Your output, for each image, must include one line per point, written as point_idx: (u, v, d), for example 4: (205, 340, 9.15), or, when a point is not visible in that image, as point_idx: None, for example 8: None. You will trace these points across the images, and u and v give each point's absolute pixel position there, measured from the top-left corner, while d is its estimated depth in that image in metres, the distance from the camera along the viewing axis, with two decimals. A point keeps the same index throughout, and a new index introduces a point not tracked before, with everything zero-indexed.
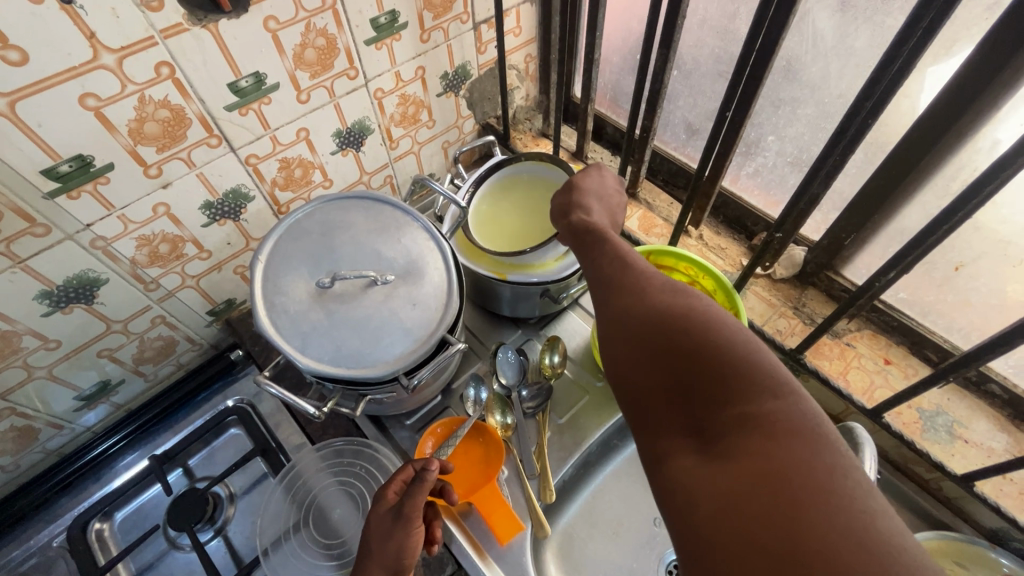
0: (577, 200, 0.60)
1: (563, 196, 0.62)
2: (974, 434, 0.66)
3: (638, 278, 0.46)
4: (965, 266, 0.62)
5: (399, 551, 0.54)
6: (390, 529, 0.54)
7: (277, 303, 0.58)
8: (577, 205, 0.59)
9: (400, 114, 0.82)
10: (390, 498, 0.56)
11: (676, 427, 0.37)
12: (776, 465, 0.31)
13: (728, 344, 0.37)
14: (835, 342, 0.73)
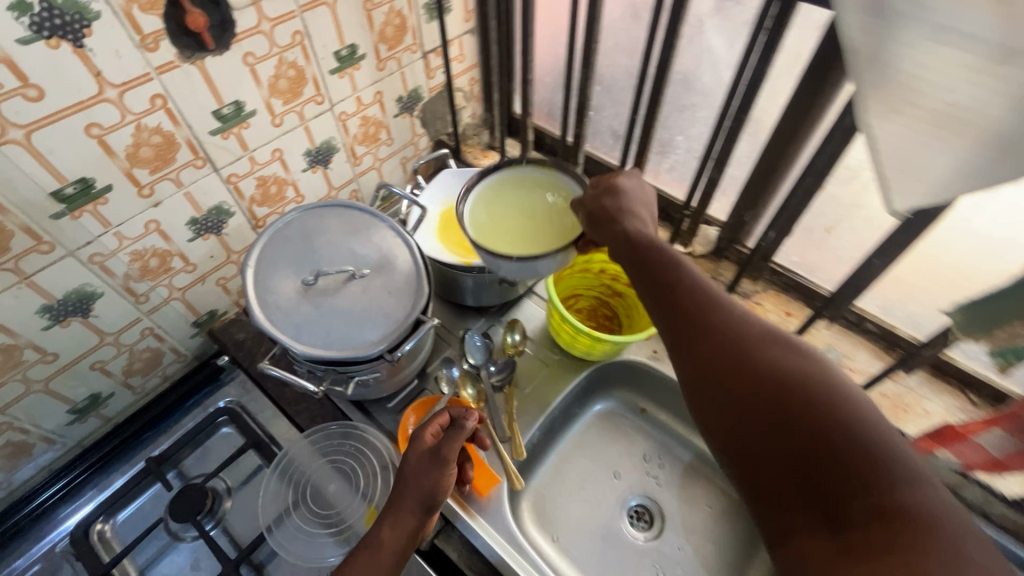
0: (624, 207, 0.60)
1: (607, 200, 0.61)
2: (857, 364, 0.81)
3: (750, 353, 0.51)
4: (833, 228, 0.78)
5: (433, 486, 0.62)
6: (427, 467, 0.63)
7: (268, 301, 0.66)
8: (629, 215, 0.60)
9: (362, 134, 0.92)
10: (429, 441, 0.65)
11: (805, 509, 0.44)
12: (913, 555, 0.38)
13: (854, 434, 0.44)
14: (746, 303, 0.88)
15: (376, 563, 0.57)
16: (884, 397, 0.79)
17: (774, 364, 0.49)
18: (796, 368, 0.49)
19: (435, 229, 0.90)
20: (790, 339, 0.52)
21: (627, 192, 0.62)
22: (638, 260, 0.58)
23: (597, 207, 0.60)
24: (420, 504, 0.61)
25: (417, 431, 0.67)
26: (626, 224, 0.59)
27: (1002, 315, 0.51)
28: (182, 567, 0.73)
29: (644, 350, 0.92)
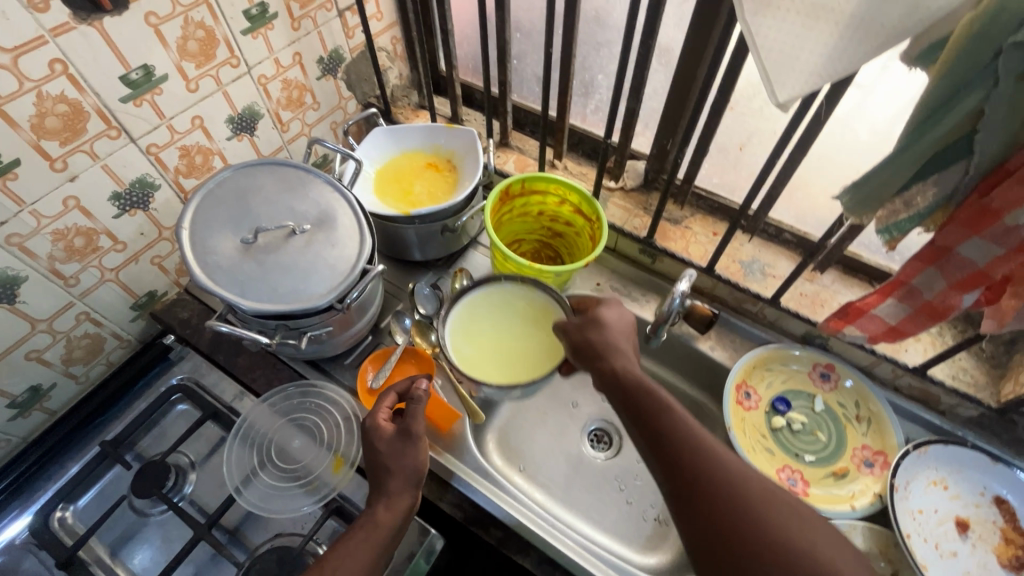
0: (608, 344, 0.67)
1: (593, 334, 0.69)
2: (779, 271, 0.88)
3: (743, 500, 0.52)
4: (746, 145, 0.84)
5: (415, 463, 0.65)
6: (400, 448, 0.65)
7: (209, 262, 0.65)
8: (612, 350, 0.67)
9: (285, 98, 0.91)
10: (388, 425, 0.67)
11: None
12: None
13: None
14: (677, 227, 0.94)
15: (377, 538, 0.60)
16: (803, 296, 0.85)
17: (771, 518, 0.51)
18: (784, 521, 0.51)
19: (368, 186, 0.90)
20: (768, 483, 0.55)
21: (607, 325, 0.70)
22: (616, 390, 0.63)
23: (581, 339, 0.69)
24: (408, 480, 0.64)
25: (370, 419, 0.68)
26: (610, 360, 0.66)
27: (880, 192, 0.57)
28: (153, 541, 0.73)
29: (587, 284, 0.96)
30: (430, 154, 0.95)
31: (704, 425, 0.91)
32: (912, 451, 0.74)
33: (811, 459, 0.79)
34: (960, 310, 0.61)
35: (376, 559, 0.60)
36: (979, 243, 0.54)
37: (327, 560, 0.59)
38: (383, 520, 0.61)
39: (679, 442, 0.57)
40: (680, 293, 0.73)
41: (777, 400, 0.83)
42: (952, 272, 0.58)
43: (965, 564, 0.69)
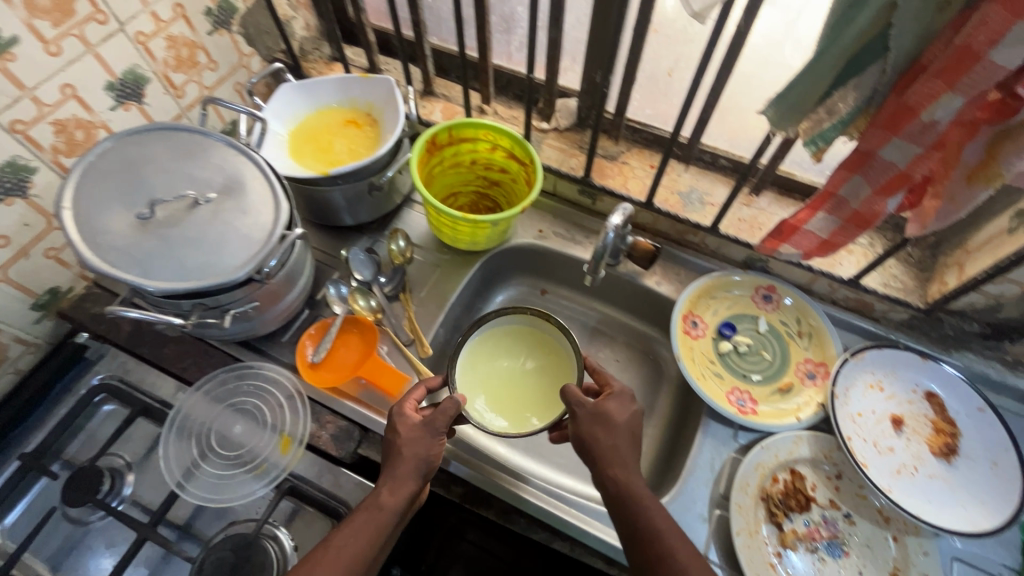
0: (612, 444, 0.62)
1: (601, 432, 0.62)
2: (717, 198, 0.87)
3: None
4: (674, 70, 0.81)
5: (428, 455, 0.63)
6: (420, 436, 0.63)
7: (101, 243, 0.58)
8: (613, 454, 0.61)
9: (174, 59, 0.81)
10: (418, 416, 0.65)
11: None
12: None
13: None
14: (614, 164, 0.91)
15: (381, 520, 0.59)
16: (741, 221, 0.85)
17: None
18: None
19: (282, 147, 0.84)
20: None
21: (610, 419, 0.63)
22: (616, 509, 0.59)
23: (583, 435, 0.63)
24: (417, 471, 0.62)
25: (399, 406, 0.66)
26: (609, 464, 0.61)
27: (803, 102, 0.56)
28: (95, 547, 0.69)
29: (529, 233, 0.93)
30: (348, 108, 0.89)
31: (655, 358, 0.92)
32: (850, 358, 0.77)
33: (758, 378, 0.81)
34: (885, 216, 0.62)
35: (377, 544, 0.58)
36: (899, 144, 0.54)
37: (334, 537, 0.57)
38: (386, 504, 0.59)
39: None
40: (612, 227, 0.70)
41: (723, 325, 0.84)
42: (876, 177, 0.58)
43: (902, 458, 0.73)
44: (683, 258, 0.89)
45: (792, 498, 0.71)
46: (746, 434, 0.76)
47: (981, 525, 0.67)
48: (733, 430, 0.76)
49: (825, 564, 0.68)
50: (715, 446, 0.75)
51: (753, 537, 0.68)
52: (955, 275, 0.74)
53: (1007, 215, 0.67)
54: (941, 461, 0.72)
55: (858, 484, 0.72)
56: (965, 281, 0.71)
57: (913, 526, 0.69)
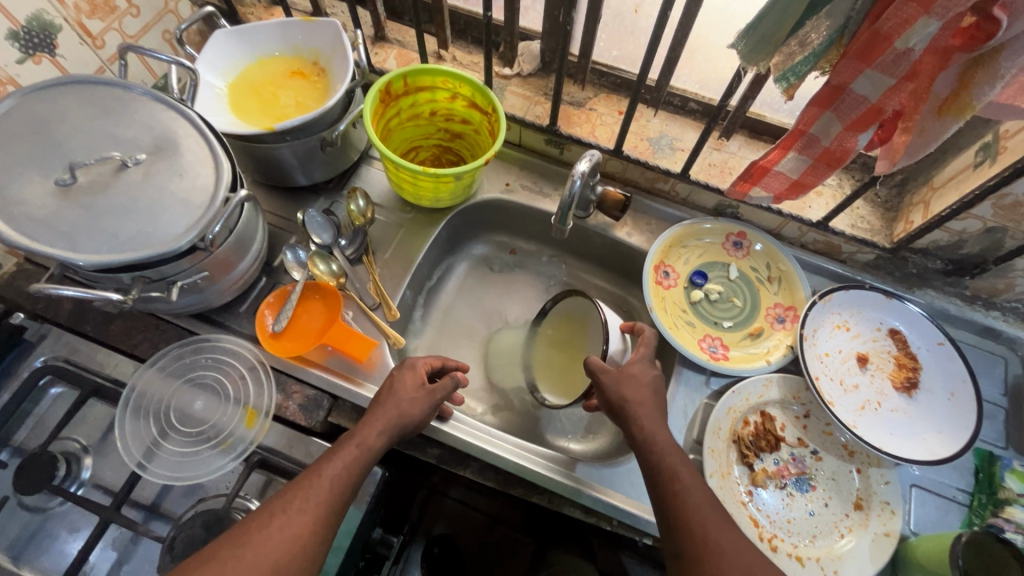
0: (632, 402, 0.63)
1: (624, 389, 0.64)
2: (687, 143, 0.85)
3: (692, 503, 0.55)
4: (641, 6, 0.77)
5: (421, 416, 0.64)
6: (418, 397, 0.65)
7: (14, 214, 0.52)
8: (633, 407, 0.62)
9: (87, 3, 0.72)
10: (424, 375, 0.67)
11: None
12: None
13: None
14: (580, 111, 0.87)
15: (367, 462, 0.60)
16: (712, 166, 0.83)
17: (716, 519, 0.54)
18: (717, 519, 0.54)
19: (219, 101, 0.77)
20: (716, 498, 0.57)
21: (634, 380, 0.65)
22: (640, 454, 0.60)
23: (613, 397, 0.64)
24: (404, 420, 0.63)
25: (408, 363, 0.69)
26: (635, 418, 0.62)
27: (774, 33, 0.53)
28: (57, 534, 0.66)
29: (496, 186, 0.89)
30: (291, 58, 0.81)
31: (628, 309, 0.91)
32: (818, 300, 0.77)
33: (729, 324, 0.82)
34: (855, 154, 0.60)
35: (356, 481, 0.59)
36: (871, 76, 0.51)
37: (325, 466, 0.58)
38: (369, 443, 0.60)
39: (688, 513, 0.55)
40: (579, 174, 0.67)
41: (695, 274, 0.84)
42: (847, 113, 0.56)
43: (866, 394, 0.75)
44: (653, 207, 0.87)
45: (763, 439, 0.72)
46: (717, 380, 0.77)
47: (937, 454, 0.69)
48: (705, 376, 0.77)
49: (793, 499, 0.70)
50: (688, 393, 0.76)
51: (725, 478, 0.69)
52: (921, 214, 0.74)
53: (973, 149, 0.67)
54: (903, 395, 0.74)
55: (824, 421, 0.74)
56: (930, 219, 0.71)
57: (875, 458, 0.71)
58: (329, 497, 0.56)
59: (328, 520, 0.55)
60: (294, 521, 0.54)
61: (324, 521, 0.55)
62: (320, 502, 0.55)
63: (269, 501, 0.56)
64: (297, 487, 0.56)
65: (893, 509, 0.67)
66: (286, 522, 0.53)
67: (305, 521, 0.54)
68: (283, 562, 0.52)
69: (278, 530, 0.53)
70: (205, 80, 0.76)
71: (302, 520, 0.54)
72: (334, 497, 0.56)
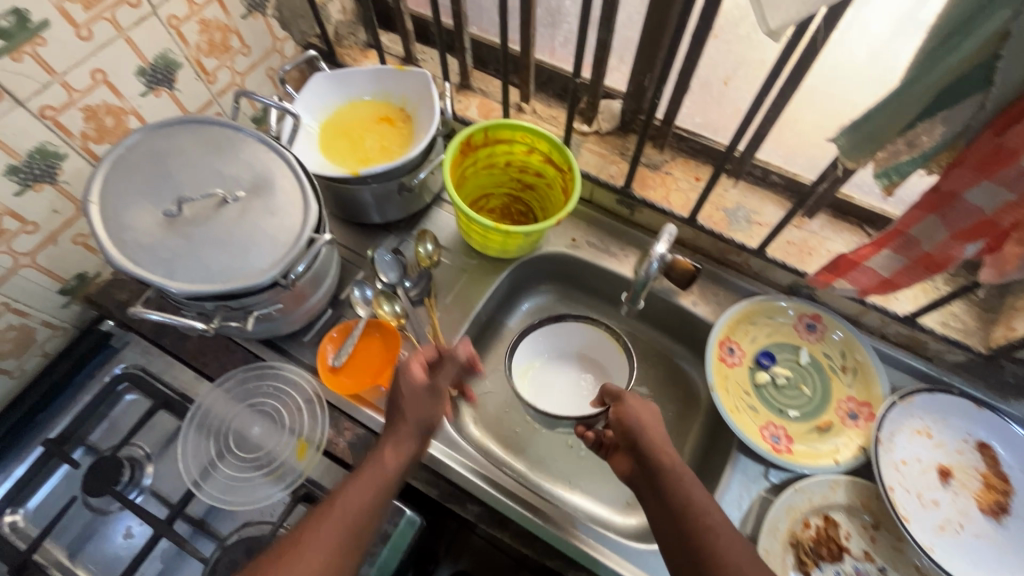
0: (641, 433, 0.62)
1: (622, 423, 0.64)
2: (765, 217, 0.82)
3: (682, 490, 0.57)
4: (731, 78, 0.76)
5: (431, 419, 0.65)
6: (421, 398, 0.65)
7: (125, 239, 0.57)
8: (641, 439, 0.61)
9: (206, 43, 0.78)
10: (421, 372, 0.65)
11: None
12: None
13: (744, 557, 0.52)
14: (656, 174, 0.86)
15: (380, 479, 0.59)
16: (790, 245, 0.80)
17: (701, 504, 0.56)
18: (703, 506, 0.56)
19: (311, 139, 0.81)
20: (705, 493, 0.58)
21: (653, 411, 0.65)
22: (641, 458, 0.61)
23: (627, 425, 0.63)
24: (417, 433, 0.63)
25: (403, 362, 0.67)
26: (640, 443, 0.61)
27: (882, 132, 0.50)
28: (114, 537, 0.69)
29: (562, 241, 0.89)
30: (377, 101, 0.85)
31: (686, 382, 0.88)
32: (899, 402, 0.72)
33: (796, 414, 0.77)
34: (959, 261, 0.56)
35: (374, 504, 0.58)
36: (989, 188, 0.48)
37: (340, 494, 0.58)
38: (382, 468, 0.60)
39: (678, 499, 0.56)
40: (658, 255, 0.68)
41: (761, 354, 0.80)
42: (955, 221, 0.52)
43: (947, 513, 0.68)
44: (722, 277, 0.84)
45: (824, 546, 0.67)
46: (778, 473, 0.72)
47: None
48: (764, 467, 0.72)
49: None
50: (744, 483, 0.71)
51: None
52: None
53: None
54: (989, 519, 0.67)
55: (894, 536, 0.68)
56: None
57: None
58: (348, 526, 0.56)
59: (348, 545, 0.56)
60: (313, 550, 0.54)
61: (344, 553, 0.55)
62: (337, 530, 0.55)
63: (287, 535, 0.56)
64: (316, 520, 0.56)
65: None
66: (307, 551, 0.54)
67: (324, 555, 0.54)
68: None
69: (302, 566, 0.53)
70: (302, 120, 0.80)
71: (324, 552, 0.54)
72: (352, 525, 0.56)
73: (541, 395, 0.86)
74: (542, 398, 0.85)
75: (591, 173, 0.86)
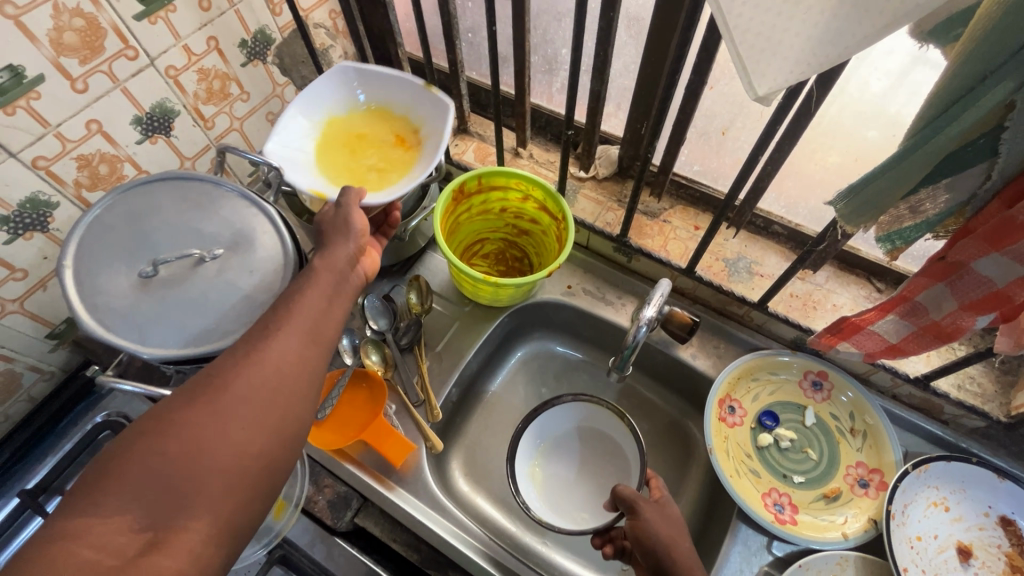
0: (665, 548, 0.57)
1: (641, 530, 0.59)
2: (766, 268, 0.79)
3: None
4: (728, 129, 0.74)
5: (352, 254, 0.56)
6: (338, 234, 0.57)
7: (98, 304, 0.56)
8: (666, 554, 0.57)
9: (205, 91, 0.79)
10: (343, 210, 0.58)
11: None
12: None
13: None
14: (654, 222, 0.84)
15: (309, 302, 0.50)
16: (794, 298, 0.77)
17: None
18: None
19: (306, 137, 0.76)
20: None
21: (673, 522, 0.61)
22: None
23: (649, 536, 0.58)
24: (341, 263, 0.54)
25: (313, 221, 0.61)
26: (666, 559, 0.56)
27: (883, 198, 0.47)
28: None
29: (557, 288, 0.87)
30: (396, 121, 0.80)
31: (684, 441, 0.84)
32: (911, 470, 0.67)
33: (801, 480, 0.72)
34: (971, 331, 0.52)
35: (309, 330, 0.48)
36: (1000, 261, 0.44)
37: (268, 327, 0.47)
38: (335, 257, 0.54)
39: None
40: (646, 319, 0.64)
41: (764, 414, 0.76)
42: (965, 291, 0.48)
43: None
44: (723, 330, 0.81)
45: None
46: (781, 546, 0.67)
47: None
48: (766, 539, 0.68)
49: None
50: (744, 556, 0.67)
51: None
52: None
53: None
54: None
55: None
56: None
57: None
58: (286, 357, 0.46)
59: (320, 330, 0.49)
60: (238, 401, 0.42)
61: (313, 335, 0.49)
62: (268, 357, 0.45)
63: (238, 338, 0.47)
64: (275, 315, 0.49)
65: None
66: (231, 387, 0.43)
67: (254, 389, 0.43)
68: (242, 485, 0.41)
69: (278, 345, 0.46)
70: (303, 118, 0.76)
71: (295, 332, 0.47)
72: (288, 356, 0.46)
73: (552, 494, 0.79)
74: (554, 500, 0.79)
75: (587, 220, 0.84)
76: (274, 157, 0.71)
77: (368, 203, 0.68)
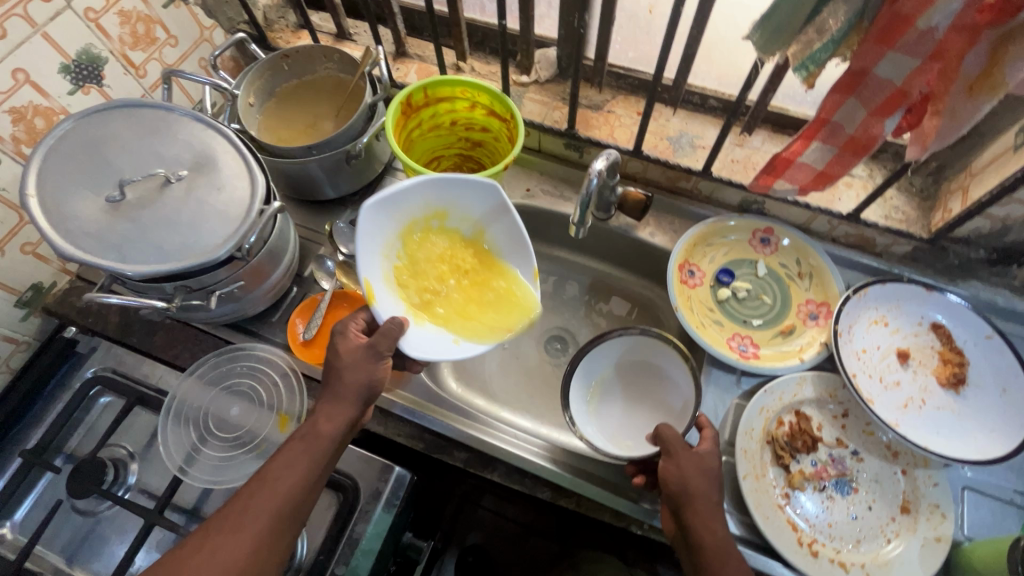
0: (687, 493, 0.58)
1: (669, 470, 0.60)
2: (707, 140, 0.84)
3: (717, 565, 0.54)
4: (654, 6, 0.77)
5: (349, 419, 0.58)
6: (357, 380, 0.59)
7: (70, 228, 0.56)
8: (686, 500, 0.58)
9: (130, 36, 0.77)
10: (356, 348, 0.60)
11: None
12: None
13: None
14: (599, 114, 0.88)
15: (288, 482, 0.55)
16: (735, 163, 0.82)
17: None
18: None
19: (409, 216, 0.65)
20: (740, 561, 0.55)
21: (704, 464, 0.60)
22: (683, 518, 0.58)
23: (674, 479, 0.59)
24: (336, 432, 0.57)
25: (344, 329, 0.61)
26: (688, 504, 0.58)
27: (789, 23, 0.52)
28: (107, 536, 0.68)
29: (517, 191, 0.90)
30: (507, 277, 0.70)
31: (655, 314, 0.90)
32: (852, 295, 0.74)
33: (759, 323, 0.79)
34: (882, 141, 0.59)
35: (281, 515, 0.54)
36: (894, 58, 0.50)
37: (246, 506, 0.53)
38: (324, 433, 0.57)
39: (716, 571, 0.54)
40: (596, 173, 0.68)
41: (721, 272, 0.82)
42: (870, 97, 0.54)
43: (909, 391, 0.71)
44: (675, 206, 0.86)
45: (799, 440, 0.70)
46: (749, 380, 0.75)
47: (990, 453, 0.65)
48: (735, 376, 0.75)
49: (834, 502, 0.67)
50: (718, 395, 0.74)
51: (760, 481, 0.67)
52: (959, 201, 0.71)
53: (1012, 129, 0.63)
54: (949, 392, 0.71)
55: (864, 420, 0.71)
56: (968, 206, 0.69)
57: (921, 458, 0.68)
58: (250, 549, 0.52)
59: (292, 516, 0.55)
60: None
61: (277, 526, 0.54)
62: (232, 551, 0.51)
63: (219, 511, 0.54)
64: (249, 498, 0.54)
65: (943, 512, 0.64)
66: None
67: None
68: None
69: (240, 541, 0.52)
70: (410, 204, 0.64)
71: (263, 524, 0.53)
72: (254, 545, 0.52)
73: (602, 419, 0.77)
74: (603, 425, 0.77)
75: (535, 121, 0.88)
76: (364, 232, 0.60)
77: (411, 351, 0.60)
